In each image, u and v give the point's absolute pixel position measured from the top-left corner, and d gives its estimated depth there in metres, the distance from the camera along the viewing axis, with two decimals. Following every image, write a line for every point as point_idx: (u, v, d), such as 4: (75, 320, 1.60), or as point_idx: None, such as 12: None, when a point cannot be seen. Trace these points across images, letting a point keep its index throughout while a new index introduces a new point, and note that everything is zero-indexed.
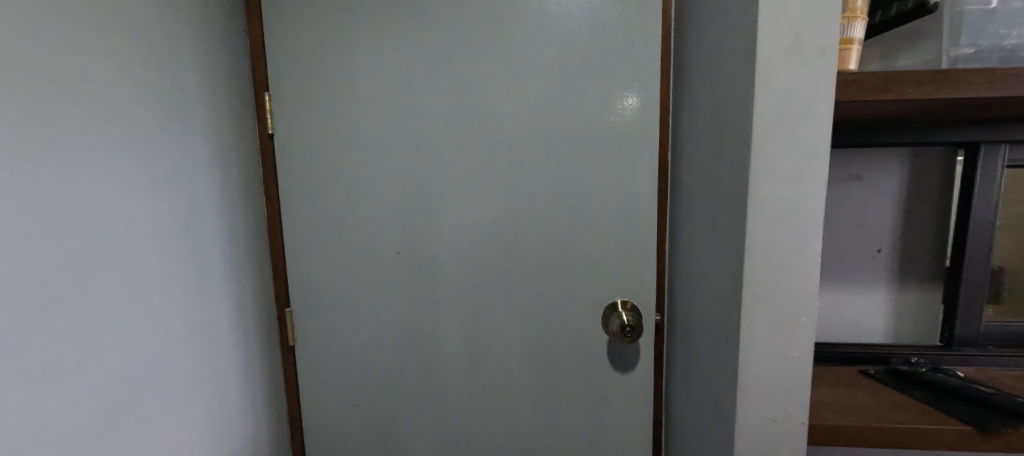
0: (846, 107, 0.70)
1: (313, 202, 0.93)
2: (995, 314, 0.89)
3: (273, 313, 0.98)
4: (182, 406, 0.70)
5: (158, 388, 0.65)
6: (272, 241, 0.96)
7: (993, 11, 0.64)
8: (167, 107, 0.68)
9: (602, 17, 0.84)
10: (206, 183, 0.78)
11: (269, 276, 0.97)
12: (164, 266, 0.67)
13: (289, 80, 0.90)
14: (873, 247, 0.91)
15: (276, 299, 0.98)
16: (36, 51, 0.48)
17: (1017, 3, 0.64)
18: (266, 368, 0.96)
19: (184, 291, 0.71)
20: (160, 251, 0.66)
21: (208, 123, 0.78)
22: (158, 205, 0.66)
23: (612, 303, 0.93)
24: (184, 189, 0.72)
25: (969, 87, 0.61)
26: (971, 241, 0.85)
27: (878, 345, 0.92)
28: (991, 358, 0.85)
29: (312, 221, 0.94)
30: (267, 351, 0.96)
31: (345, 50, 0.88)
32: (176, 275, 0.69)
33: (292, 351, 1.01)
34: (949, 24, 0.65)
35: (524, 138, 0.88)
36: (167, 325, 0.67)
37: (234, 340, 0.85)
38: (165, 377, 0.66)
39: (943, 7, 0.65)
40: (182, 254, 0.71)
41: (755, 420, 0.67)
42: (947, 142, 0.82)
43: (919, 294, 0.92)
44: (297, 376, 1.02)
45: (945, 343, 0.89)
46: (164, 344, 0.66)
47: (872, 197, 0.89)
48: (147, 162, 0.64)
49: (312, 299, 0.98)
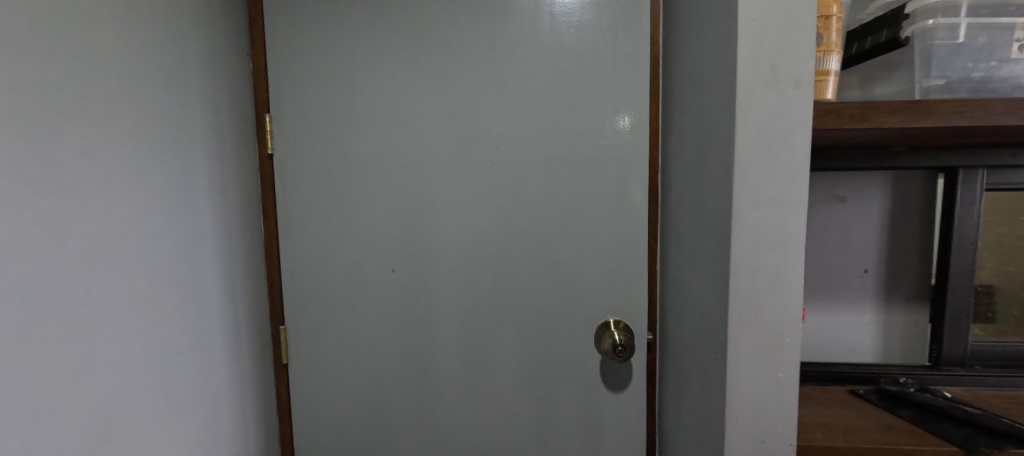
0: (826, 134, 0.73)
1: (311, 221, 0.95)
2: (981, 334, 0.91)
3: (267, 330, 0.98)
4: (174, 426, 0.70)
5: (152, 405, 0.65)
6: (269, 259, 0.97)
7: (961, 46, 0.66)
8: (169, 130, 0.71)
9: (593, 45, 0.88)
10: (206, 202, 0.79)
11: (265, 293, 0.97)
12: (160, 284, 0.68)
13: (291, 103, 0.93)
14: (860, 268, 0.93)
15: (271, 317, 0.99)
16: (49, 80, 0.51)
17: (982, 38, 0.66)
18: (259, 385, 0.95)
19: (179, 310, 0.72)
20: (158, 269, 0.67)
21: (210, 143, 0.80)
22: (157, 224, 0.67)
23: (605, 321, 0.94)
24: (183, 208, 0.73)
25: (939, 117, 0.64)
26: (954, 262, 0.87)
27: (868, 365, 0.93)
28: (979, 378, 0.86)
29: (310, 240, 0.96)
30: (261, 369, 0.96)
31: (346, 74, 0.92)
32: (171, 293, 0.70)
33: (285, 368, 1.01)
34: (920, 57, 0.68)
35: (518, 159, 0.91)
36: (160, 342, 0.68)
37: (227, 359, 0.85)
38: (158, 392, 0.67)
39: (913, 41, 0.68)
40: (179, 272, 0.72)
41: (743, 440, 0.68)
42: (926, 166, 0.85)
43: (907, 314, 0.93)
44: (290, 394, 1.01)
45: (934, 363, 0.90)
46: (158, 361, 0.67)
47: (856, 219, 0.92)
48: (147, 182, 0.65)
49: (307, 316, 0.98)
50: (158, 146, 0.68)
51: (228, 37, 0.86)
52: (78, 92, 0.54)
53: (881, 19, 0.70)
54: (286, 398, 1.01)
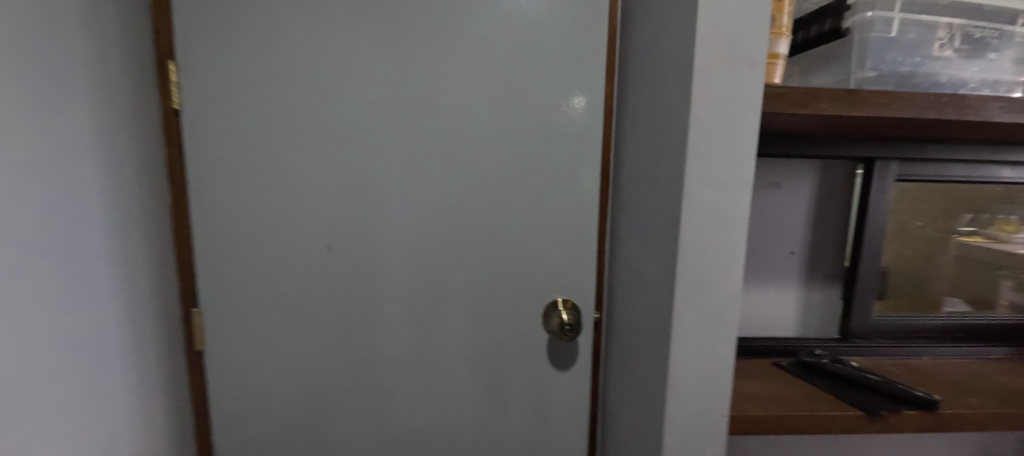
0: (770, 119, 0.74)
1: (229, 190, 0.83)
2: (884, 309, 0.93)
3: (175, 314, 0.86)
4: (63, 428, 0.59)
5: (38, 406, 0.54)
6: (178, 233, 0.84)
7: (892, 40, 0.68)
8: (42, 69, 0.56)
9: (552, 13, 0.83)
10: (92, 163, 0.65)
11: (172, 272, 0.85)
12: (40, 260, 0.55)
13: (200, 49, 0.78)
14: (784, 250, 0.91)
15: (180, 298, 0.87)
16: None
17: (911, 35, 0.68)
18: (164, 378, 0.83)
19: (65, 290, 0.60)
20: (37, 242, 0.55)
21: (93, 91, 0.66)
22: (34, 187, 0.54)
23: (553, 300, 0.93)
24: (65, 169, 0.60)
25: (871, 106, 0.67)
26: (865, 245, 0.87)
27: (788, 339, 0.94)
28: (879, 350, 0.90)
29: (228, 212, 0.83)
30: (167, 358, 0.85)
31: (271, 21, 0.78)
32: (54, 272, 0.58)
33: (200, 356, 0.89)
34: (856, 49, 0.69)
35: (469, 131, 0.85)
36: (43, 330, 0.56)
37: (126, 349, 0.73)
38: (42, 391, 0.55)
39: (851, 32, 0.69)
40: (63, 246, 0.59)
41: (682, 414, 0.70)
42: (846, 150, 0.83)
43: (820, 293, 0.94)
44: (206, 384, 0.90)
45: (841, 336, 0.92)
46: (42, 353, 0.55)
47: (782, 201, 0.89)
48: (17, 131, 0.52)
49: (224, 299, 0.87)
50: (29, 88, 0.54)
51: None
52: None
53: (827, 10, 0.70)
54: (202, 389, 0.90)
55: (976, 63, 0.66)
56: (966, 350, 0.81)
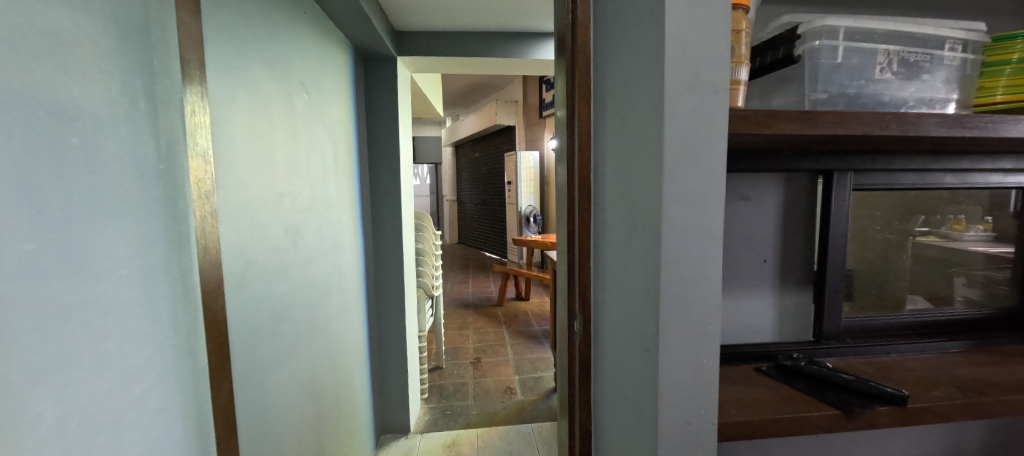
0: (733, 139, 0.56)
1: (393, 174, 1.69)
2: (852, 310, 0.80)
3: (380, 225, 1.70)
4: (351, 274, 1.47)
5: (341, 278, 1.39)
6: (378, 186, 1.69)
7: (842, 64, 0.53)
8: (334, 127, 1.36)
9: None
10: (347, 155, 1.47)
11: (381, 207, 1.70)
12: (342, 199, 1.41)
13: (354, 30, 1.39)
14: (758, 258, 0.76)
15: (381, 219, 1.70)
16: (301, 107, 1.12)
17: (856, 56, 0.53)
18: (377, 261, 1.71)
19: (350, 218, 1.48)
20: (340, 196, 1.39)
21: (345, 122, 1.46)
22: (339, 172, 1.39)
23: None
24: (345, 161, 1.45)
25: (829, 130, 0.51)
26: (830, 253, 0.74)
27: (766, 343, 0.75)
28: (852, 350, 0.74)
29: (393, 182, 1.69)
30: (376, 254, 1.71)
31: (373, 16, 1.32)
32: (347, 211, 1.45)
33: (383, 253, 1.71)
34: (808, 71, 0.54)
35: None
36: (339, 238, 1.38)
37: (366, 245, 1.64)
38: (343, 262, 1.41)
39: (803, 55, 0.53)
40: (347, 198, 1.46)
41: None
42: (806, 168, 0.71)
43: (795, 295, 0.78)
44: (385, 272, 1.72)
45: (815, 339, 0.77)
46: (340, 245, 1.39)
47: (758, 213, 0.75)
48: (334, 152, 1.35)
49: (394, 222, 1.70)
50: (333, 126, 1.35)
51: (382, 55, 1.61)
52: (311, 104, 1.19)
53: (779, 35, 0.55)
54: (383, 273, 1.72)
55: (913, 83, 0.56)
56: (927, 346, 0.76)
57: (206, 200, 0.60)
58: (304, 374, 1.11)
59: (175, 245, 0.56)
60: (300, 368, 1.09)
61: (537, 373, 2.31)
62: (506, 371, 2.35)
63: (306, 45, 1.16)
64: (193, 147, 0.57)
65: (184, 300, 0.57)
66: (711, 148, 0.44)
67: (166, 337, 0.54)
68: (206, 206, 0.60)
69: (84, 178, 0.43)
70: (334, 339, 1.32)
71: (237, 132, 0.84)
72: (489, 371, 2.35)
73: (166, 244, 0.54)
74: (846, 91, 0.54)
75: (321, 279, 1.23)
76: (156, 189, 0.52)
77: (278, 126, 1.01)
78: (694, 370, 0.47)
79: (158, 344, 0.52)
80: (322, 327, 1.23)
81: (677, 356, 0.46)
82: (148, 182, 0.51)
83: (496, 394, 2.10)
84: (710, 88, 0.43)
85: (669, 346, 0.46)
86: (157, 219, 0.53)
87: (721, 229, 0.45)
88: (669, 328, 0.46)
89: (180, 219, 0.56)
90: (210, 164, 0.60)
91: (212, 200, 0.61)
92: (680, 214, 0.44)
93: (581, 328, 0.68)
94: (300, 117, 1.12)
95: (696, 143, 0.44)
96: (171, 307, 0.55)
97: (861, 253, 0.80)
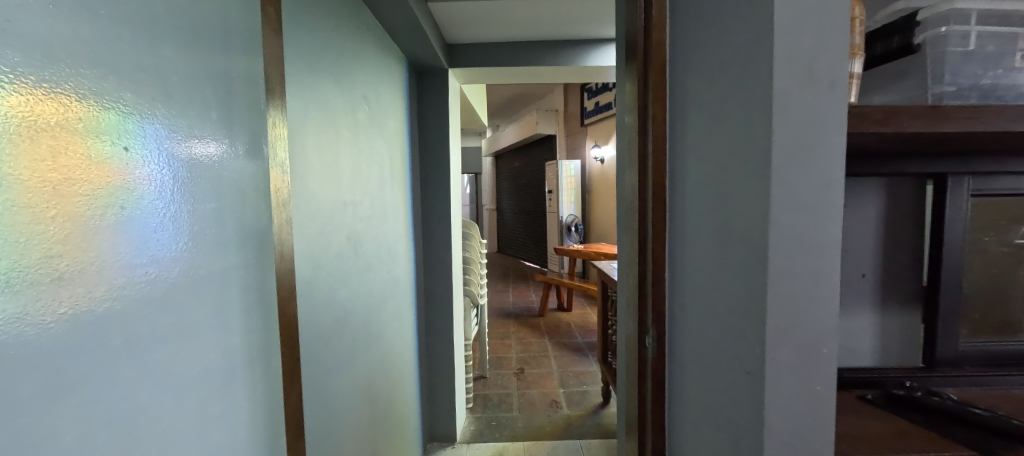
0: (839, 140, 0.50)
1: (444, 182, 1.72)
2: (969, 334, 0.70)
3: (431, 234, 1.74)
4: (404, 281, 1.51)
5: (395, 285, 1.42)
6: (430, 195, 1.73)
7: (973, 53, 0.47)
8: (390, 137, 1.40)
9: None
10: (401, 165, 1.51)
11: (432, 216, 1.73)
12: (396, 207, 1.45)
13: (409, 45, 1.44)
14: (855, 273, 0.69)
15: (432, 228, 1.73)
16: (362, 119, 1.16)
17: (990, 43, 0.47)
18: (428, 270, 1.74)
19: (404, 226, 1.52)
20: (395, 204, 1.43)
21: (400, 133, 1.50)
22: (394, 180, 1.42)
23: None
24: (399, 170, 1.48)
25: (961, 127, 0.44)
26: (945, 266, 0.65)
27: (867, 368, 0.68)
28: (974, 379, 0.64)
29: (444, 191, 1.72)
30: (427, 263, 1.74)
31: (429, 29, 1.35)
32: (400, 219, 1.48)
33: (433, 261, 1.74)
34: (931, 61, 0.48)
35: None
36: (394, 246, 1.41)
37: (418, 253, 1.68)
38: (397, 269, 1.44)
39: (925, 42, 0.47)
40: (401, 206, 1.50)
41: None
42: (912, 173, 0.64)
43: (897, 314, 0.70)
44: (435, 280, 1.74)
45: (926, 364, 0.68)
46: (395, 251, 1.43)
47: (853, 223, 0.68)
48: (389, 162, 1.38)
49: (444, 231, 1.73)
50: (390, 135, 1.39)
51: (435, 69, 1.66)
52: (371, 115, 1.23)
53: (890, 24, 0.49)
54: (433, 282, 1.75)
55: None
56: None
57: (282, 208, 0.58)
58: (362, 380, 1.14)
59: (263, 257, 0.54)
60: (359, 372, 1.11)
61: (583, 387, 2.24)
62: (551, 383, 2.30)
63: (368, 59, 1.20)
64: (272, 158, 0.56)
65: (272, 310, 0.56)
66: (828, 148, 0.39)
67: (268, 343, 0.55)
68: (283, 215, 0.58)
69: (205, 188, 0.43)
70: (388, 345, 1.34)
71: (309, 145, 0.88)
72: (533, 383, 2.31)
73: (254, 257, 0.52)
74: (980, 83, 0.47)
75: (378, 285, 1.26)
76: (248, 199, 0.51)
77: (344, 138, 1.05)
78: (805, 396, 0.42)
79: (259, 353, 0.53)
80: (379, 333, 1.26)
81: (786, 380, 0.42)
82: (244, 192, 0.50)
83: (541, 406, 2.06)
84: (826, 82, 0.39)
85: (775, 368, 0.41)
86: (254, 229, 0.52)
87: (837, 239, 0.40)
88: (777, 349, 0.41)
89: (265, 230, 0.54)
90: (286, 174, 0.58)
91: (287, 207, 0.59)
92: (790, 222, 0.40)
93: (654, 343, 0.63)
94: (361, 128, 1.16)
95: (811, 143, 0.39)
96: (268, 316, 0.55)
97: (982, 268, 0.70)
